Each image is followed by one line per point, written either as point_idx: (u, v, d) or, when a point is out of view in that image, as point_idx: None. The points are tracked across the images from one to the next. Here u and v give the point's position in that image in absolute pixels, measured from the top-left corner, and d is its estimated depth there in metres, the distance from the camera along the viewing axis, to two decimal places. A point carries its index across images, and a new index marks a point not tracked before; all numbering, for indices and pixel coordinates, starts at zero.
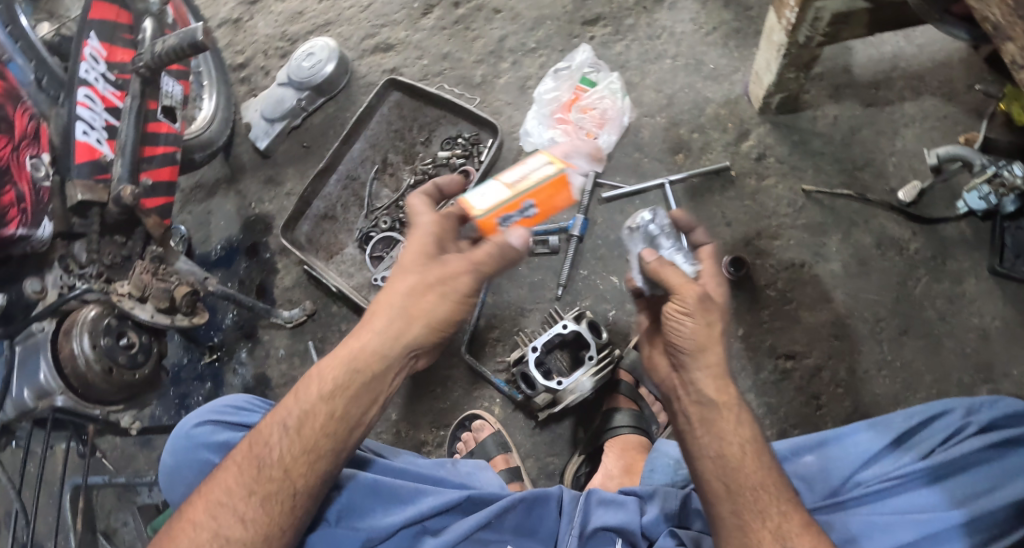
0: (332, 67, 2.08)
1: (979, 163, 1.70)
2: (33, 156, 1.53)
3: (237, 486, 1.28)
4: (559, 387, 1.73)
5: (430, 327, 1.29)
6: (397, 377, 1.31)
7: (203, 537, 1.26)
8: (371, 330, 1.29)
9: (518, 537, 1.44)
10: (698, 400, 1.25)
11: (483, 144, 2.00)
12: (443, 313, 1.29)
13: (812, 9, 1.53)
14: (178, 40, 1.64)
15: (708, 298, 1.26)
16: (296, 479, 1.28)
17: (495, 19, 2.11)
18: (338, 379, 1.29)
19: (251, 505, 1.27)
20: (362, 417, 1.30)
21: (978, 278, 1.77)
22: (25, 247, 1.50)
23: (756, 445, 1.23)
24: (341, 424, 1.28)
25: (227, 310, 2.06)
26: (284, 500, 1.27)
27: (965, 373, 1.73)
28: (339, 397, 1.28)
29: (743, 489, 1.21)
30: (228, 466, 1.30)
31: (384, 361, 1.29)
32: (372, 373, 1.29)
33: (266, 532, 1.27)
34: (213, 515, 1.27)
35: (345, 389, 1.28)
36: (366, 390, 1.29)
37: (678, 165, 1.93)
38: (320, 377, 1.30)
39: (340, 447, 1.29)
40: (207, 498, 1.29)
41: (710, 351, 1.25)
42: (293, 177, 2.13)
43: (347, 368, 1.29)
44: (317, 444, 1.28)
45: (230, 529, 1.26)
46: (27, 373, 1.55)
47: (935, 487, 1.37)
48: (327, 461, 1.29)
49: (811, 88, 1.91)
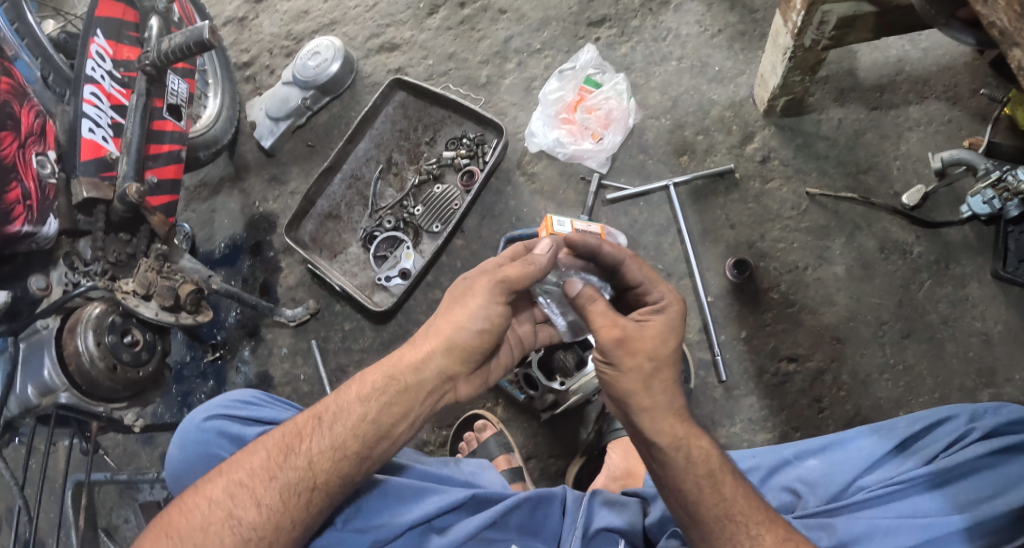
0: (338, 66, 2.09)
1: (984, 167, 1.71)
2: (39, 153, 1.54)
3: (260, 469, 1.29)
4: (562, 388, 1.74)
5: (458, 340, 1.30)
6: (428, 396, 1.32)
7: (216, 514, 1.27)
8: (416, 342, 1.33)
9: (522, 537, 1.44)
10: (645, 441, 1.27)
11: (487, 145, 2.00)
12: (473, 328, 1.30)
13: (818, 13, 1.53)
14: (184, 39, 1.64)
15: (632, 339, 1.25)
16: (317, 474, 1.28)
17: (500, 20, 2.12)
18: (375, 384, 1.32)
19: (270, 490, 1.28)
20: (391, 428, 1.31)
21: (982, 282, 1.77)
22: (31, 243, 1.50)
23: (712, 478, 1.24)
24: (369, 428, 1.30)
25: (230, 309, 2.06)
26: (302, 492, 1.28)
27: (968, 377, 1.73)
28: (374, 400, 1.31)
29: (706, 519, 1.24)
30: (256, 450, 1.32)
31: (418, 375, 1.31)
32: (405, 384, 1.31)
33: (278, 521, 1.27)
34: (231, 495, 1.28)
35: (380, 394, 1.31)
36: (398, 399, 1.30)
37: (682, 167, 1.93)
38: (362, 380, 1.34)
39: (364, 453, 1.30)
40: (228, 476, 1.30)
41: (644, 393, 1.25)
42: (298, 176, 2.13)
43: (386, 373, 1.32)
44: (345, 445, 1.29)
45: (245, 511, 1.27)
46: (31, 369, 1.55)
47: (937, 492, 1.37)
48: (349, 463, 1.29)
49: (815, 91, 1.92)
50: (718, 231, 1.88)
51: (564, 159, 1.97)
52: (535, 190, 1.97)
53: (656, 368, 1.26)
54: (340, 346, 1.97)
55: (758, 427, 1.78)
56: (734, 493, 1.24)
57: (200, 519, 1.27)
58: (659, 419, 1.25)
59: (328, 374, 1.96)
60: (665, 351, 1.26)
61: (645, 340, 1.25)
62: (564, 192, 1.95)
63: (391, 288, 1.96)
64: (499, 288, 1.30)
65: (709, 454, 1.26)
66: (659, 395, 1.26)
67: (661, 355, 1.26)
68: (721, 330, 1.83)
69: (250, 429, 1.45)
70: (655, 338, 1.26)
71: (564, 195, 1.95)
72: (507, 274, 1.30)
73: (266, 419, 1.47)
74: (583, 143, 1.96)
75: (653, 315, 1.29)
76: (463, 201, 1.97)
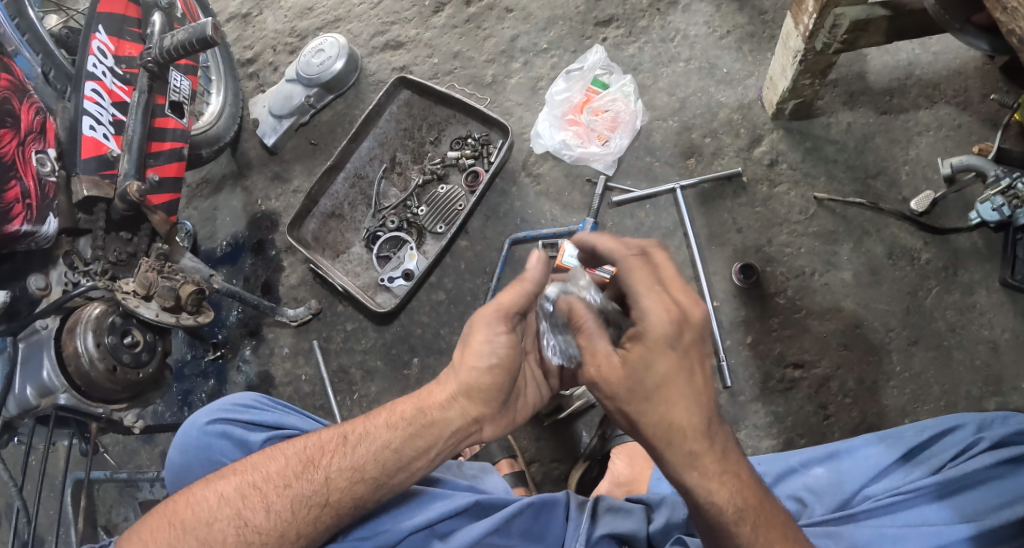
0: (342, 64, 2.07)
1: (993, 175, 1.70)
2: (38, 151, 1.52)
3: (276, 475, 1.29)
4: (566, 391, 1.77)
5: (472, 377, 1.28)
6: (451, 436, 1.30)
7: (225, 512, 1.26)
8: (444, 379, 1.32)
9: (525, 542, 1.42)
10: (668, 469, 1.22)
11: (492, 145, 1.98)
12: (482, 366, 1.27)
13: (830, 16, 1.51)
14: (187, 35, 1.62)
15: (606, 381, 1.21)
16: (331, 492, 1.27)
17: (506, 18, 2.09)
18: (405, 415, 1.31)
19: (282, 498, 1.27)
20: (411, 462, 1.29)
21: (990, 289, 1.75)
22: (30, 243, 1.49)
23: (739, 515, 1.20)
24: (391, 457, 1.29)
25: (232, 307, 2.05)
26: (313, 506, 1.27)
27: (975, 385, 1.72)
28: (400, 431, 1.30)
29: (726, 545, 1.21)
30: (277, 456, 1.31)
31: (444, 413, 1.30)
32: (431, 420, 1.30)
33: (284, 530, 1.26)
34: (242, 494, 1.27)
35: (407, 425, 1.30)
36: (423, 433, 1.29)
37: (689, 170, 1.91)
38: (393, 409, 1.33)
39: (381, 480, 1.29)
40: (242, 476, 1.29)
41: (638, 434, 1.22)
42: (301, 174, 2.11)
43: (416, 404, 1.32)
44: (365, 469, 1.29)
45: (254, 514, 1.26)
46: (30, 369, 1.54)
47: (944, 502, 1.36)
48: (366, 487, 1.28)
49: (825, 95, 1.90)
50: (725, 235, 1.86)
51: (570, 161, 1.95)
52: (540, 191, 1.95)
53: (638, 412, 1.20)
54: (341, 347, 1.96)
55: (762, 433, 1.76)
56: (754, 534, 1.20)
57: (207, 514, 1.26)
58: (670, 457, 1.20)
59: (330, 374, 1.94)
60: (643, 392, 1.19)
61: (618, 382, 1.20)
62: (569, 194, 1.93)
63: (394, 289, 1.94)
64: (499, 315, 1.27)
65: (734, 492, 1.20)
66: (653, 439, 1.20)
67: (644, 394, 1.19)
68: (727, 335, 1.82)
69: (254, 435, 1.43)
70: (626, 373, 1.20)
71: (570, 197, 1.93)
72: (501, 297, 1.29)
73: (269, 423, 1.45)
74: (590, 146, 1.94)
75: (634, 347, 1.19)
76: (467, 202, 1.96)
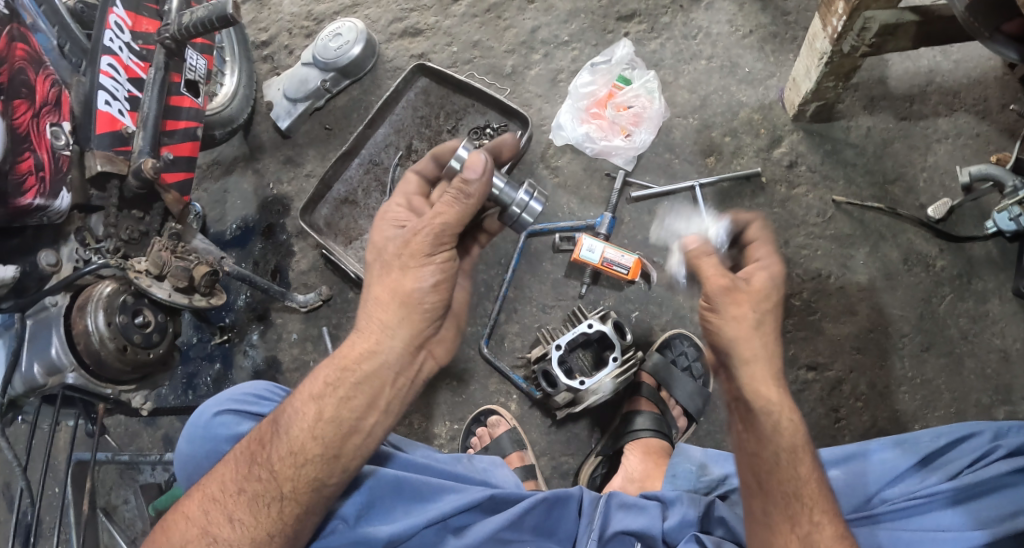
0: (359, 49, 2.04)
1: (1011, 184, 1.71)
2: (53, 124, 1.49)
3: (230, 483, 1.27)
4: (581, 387, 1.68)
5: (413, 304, 1.23)
6: (398, 374, 1.25)
7: (193, 533, 1.25)
8: (363, 327, 1.25)
9: (537, 537, 1.42)
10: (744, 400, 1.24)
11: (511, 136, 1.97)
12: (425, 286, 1.23)
13: (860, 18, 1.51)
14: (207, 13, 1.59)
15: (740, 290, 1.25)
16: (283, 483, 1.23)
17: (527, 9, 2.08)
18: (330, 376, 1.25)
19: (239, 505, 1.25)
20: (359, 421, 1.24)
21: (1002, 298, 1.76)
22: (42, 217, 1.46)
23: (795, 450, 1.21)
24: (330, 427, 1.23)
25: (240, 292, 2.02)
26: (271, 503, 1.24)
27: (985, 394, 1.72)
28: (331, 395, 1.23)
29: (774, 492, 1.21)
30: (228, 462, 1.29)
31: (375, 358, 1.24)
32: (363, 370, 1.24)
33: (253, 535, 1.24)
34: (206, 511, 1.26)
35: (336, 388, 1.24)
36: (356, 390, 1.23)
37: (709, 168, 1.90)
38: (315, 376, 1.27)
39: (330, 453, 1.23)
40: (203, 492, 1.28)
41: (746, 342, 1.24)
42: (314, 159, 2.08)
43: (337, 365, 1.25)
44: (305, 449, 1.23)
45: (219, 528, 1.25)
46: (38, 346, 1.51)
47: (959, 508, 1.36)
48: (316, 466, 1.23)
49: (846, 97, 1.90)
50: None
51: (591, 154, 1.93)
52: (558, 183, 1.93)
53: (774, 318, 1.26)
54: (351, 334, 1.94)
55: None
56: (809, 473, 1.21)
57: (179, 537, 1.26)
58: (754, 372, 1.23)
59: None
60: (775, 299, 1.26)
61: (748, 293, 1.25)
62: (587, 187, 1.92)
63: None
64: (439, 239, 1.23)
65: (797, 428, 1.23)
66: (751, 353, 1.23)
67: (768, 306, 1.25)
68: None
69: None
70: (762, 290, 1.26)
71: (588, 190, 1.92)
72: (444, 218, 1.24)
73: None
74: (613, 138, 1.92)
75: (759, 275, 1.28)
76: None
